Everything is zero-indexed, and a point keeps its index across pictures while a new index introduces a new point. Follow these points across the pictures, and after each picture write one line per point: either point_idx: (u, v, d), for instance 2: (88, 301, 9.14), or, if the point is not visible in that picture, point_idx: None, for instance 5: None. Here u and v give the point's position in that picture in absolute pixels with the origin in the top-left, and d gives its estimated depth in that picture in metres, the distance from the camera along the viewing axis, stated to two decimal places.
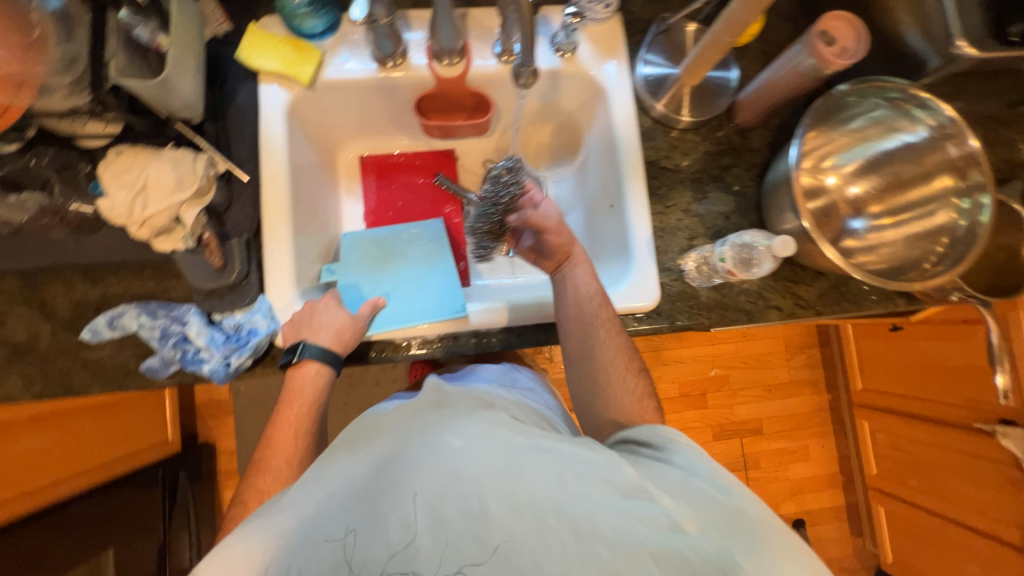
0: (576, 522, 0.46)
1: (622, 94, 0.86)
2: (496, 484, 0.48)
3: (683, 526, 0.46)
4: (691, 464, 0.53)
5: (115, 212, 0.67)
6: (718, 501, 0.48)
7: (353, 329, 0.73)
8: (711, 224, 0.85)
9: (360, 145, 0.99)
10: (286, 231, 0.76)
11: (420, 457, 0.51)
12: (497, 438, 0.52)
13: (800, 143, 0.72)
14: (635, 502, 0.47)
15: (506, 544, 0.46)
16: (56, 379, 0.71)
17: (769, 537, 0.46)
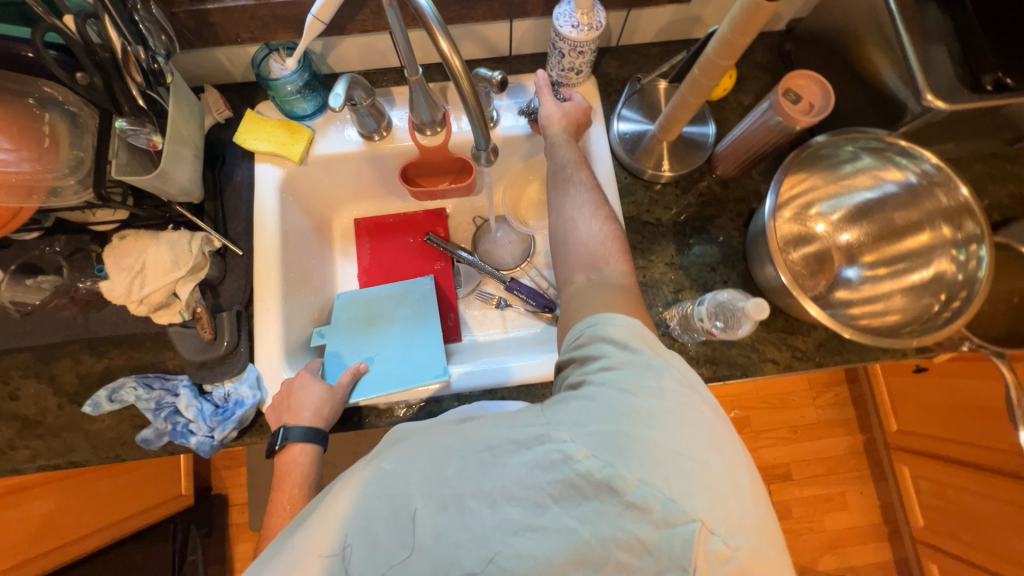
0: (493, 496, 0.44)
1: (599, 150, 0.88)
2: (415, 485, 0.46)
3: (573, 453, 0.44)
4: (598, 377, 0.50)
5: (117, 292, 0.73)
6: (607, 411, 0.46)
7: (335, 402, 0.74)
8: (697, 276, 0.83)
9: (354, 209, 1.04)
10: (275, 299, 0.79)
11: (343, 477, 0.51)
12: (425, 443, 0.49)
13: (775, 197, 0.71)
14: (530, 454, 0.45)
15: (436, 545, 0.44)
16: (60, 451, 0.74)
17: (660, 431, 0.44)
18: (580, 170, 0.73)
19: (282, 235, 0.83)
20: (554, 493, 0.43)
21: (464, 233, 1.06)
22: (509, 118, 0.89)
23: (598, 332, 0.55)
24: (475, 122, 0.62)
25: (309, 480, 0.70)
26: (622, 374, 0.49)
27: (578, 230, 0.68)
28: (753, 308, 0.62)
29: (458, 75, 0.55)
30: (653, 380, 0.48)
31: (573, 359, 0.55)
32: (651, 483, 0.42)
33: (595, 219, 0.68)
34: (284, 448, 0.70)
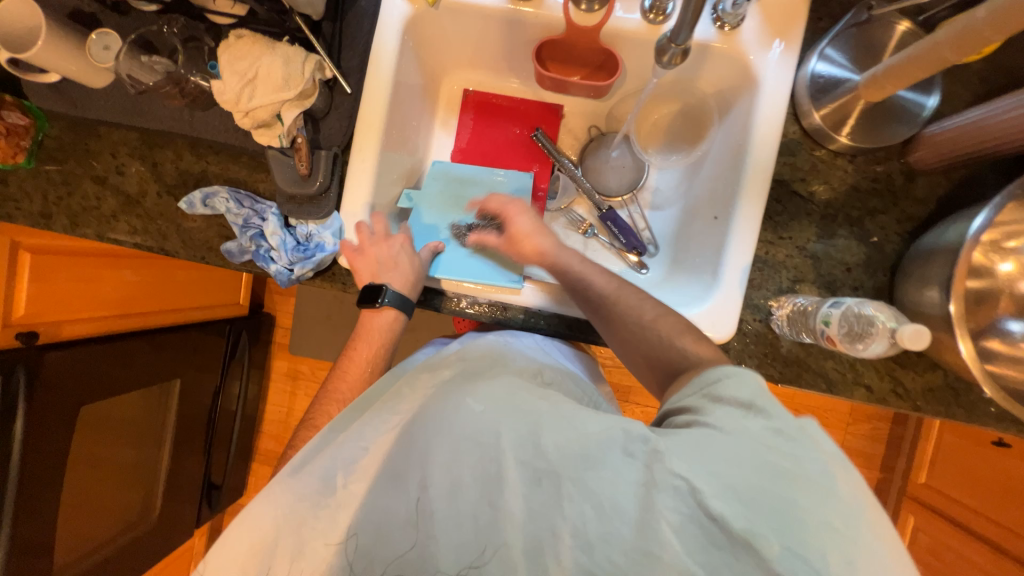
0: (599, 496, 0.46)
1: (778, 86, 0.72)
2: (513, 450, 0.50)
3: (701, 491, 0.43)
4: (721, 423, 0.48)
5: (225, 99, 0.67)
6: (742, 456, 0.45)
7: (420, 273, 0.75)
8: (825, 272, 0.72)
9: (468, 77, 0.93)
10: (373, 154, 0.75)
11: (433, 409, 0.57)
12: (516, 403, 0.54)
13: (992, 213, 0.57)
14: (644, 473, 0.46)
15: (525, 519, 0.48)
16: (155, 237, 0.78)
17: (802, 494, 0.42)
18: (588, 270, 0.70)
19: (394, 83, 0.76)
20: (674, 524, 0.44)
21: (573, 141, 0.95)
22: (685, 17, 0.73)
23: (717, 390, 0.52)
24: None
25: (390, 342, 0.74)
26: (747, 427, 0.47)
27: (665, 338, 0.63)
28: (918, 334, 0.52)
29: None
30: (782, 438, 0.46)
31: (689, 407, 0.53)
32: (794, 546, 0.40)
33: (658, 315, 0.65)
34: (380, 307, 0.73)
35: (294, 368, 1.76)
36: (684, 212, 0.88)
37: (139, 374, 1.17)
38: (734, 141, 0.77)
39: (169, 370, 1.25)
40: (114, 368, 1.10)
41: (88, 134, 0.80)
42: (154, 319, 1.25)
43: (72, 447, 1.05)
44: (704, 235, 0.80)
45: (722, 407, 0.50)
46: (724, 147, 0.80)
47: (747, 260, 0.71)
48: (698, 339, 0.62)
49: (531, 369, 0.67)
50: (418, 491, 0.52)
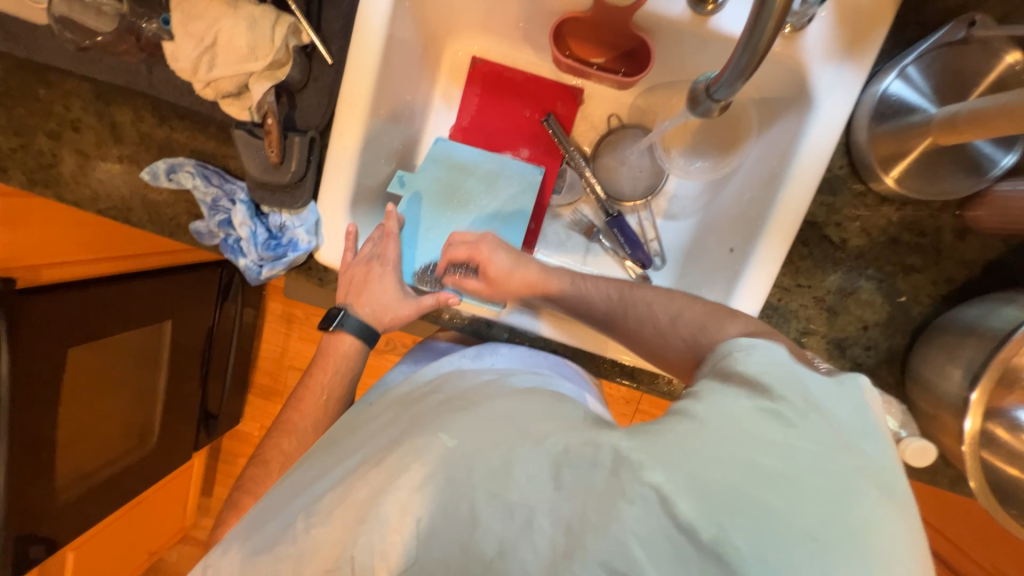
0: (569, 522, 0.39)
1: (836, 109, 0.60)
2: (485, 485, 0.41)
3: (671, 495, 0.36)
4: (717, 413, 0.40)
5: (180, 65, 0.59)
6: (733, 450, 0.37)
7: (400, 308, 0.69)
8: (840, 327, 0.66)
9: (474, 43, 0.80)
10: (354, 139, 0.65)
11: (396, 448, 0.49)
12: (494, 429, 0.46)
13: None
14: (615, 486, 0.38)
15: (496, 562, 0.39)
16: (118, 206, 0.72)
17: (782, 493, 0.36)
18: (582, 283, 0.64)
19: (383, 56, 0.65)
20: (640, 538, 0.36)
21: (590, 129, 0.83)
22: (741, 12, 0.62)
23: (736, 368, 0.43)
24: (738, 46, 0.43)
25: (350, 373, 0.70)
26: (747, 414, 0.39)
27: (663, 291, 0.58)
28: (921, 450, 0.58)
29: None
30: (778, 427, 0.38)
31: (691, 389, 0.44)
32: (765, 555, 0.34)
33: (649, 266, 0.60)
34: (336, 331, 0.70)
35: (289, 310, 1.50)
36: (699, 228, 0.79)
37: (131, 305, 1.03)
38: (771, 163, 0.67)
39: (166, 305, 1.11)
40: (105, 303, 0.98)
41: (36, 78, 0.70)
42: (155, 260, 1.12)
43: (70, 356, 0.96)
44: (716, 266, 0.72)
45: (717, 389, 0.42)
46: (760, 165, 0.69)
47: (755, 306, 0.64)
48: (700, 304, 0.54)
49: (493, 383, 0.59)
50: (383, 527, 0.43)
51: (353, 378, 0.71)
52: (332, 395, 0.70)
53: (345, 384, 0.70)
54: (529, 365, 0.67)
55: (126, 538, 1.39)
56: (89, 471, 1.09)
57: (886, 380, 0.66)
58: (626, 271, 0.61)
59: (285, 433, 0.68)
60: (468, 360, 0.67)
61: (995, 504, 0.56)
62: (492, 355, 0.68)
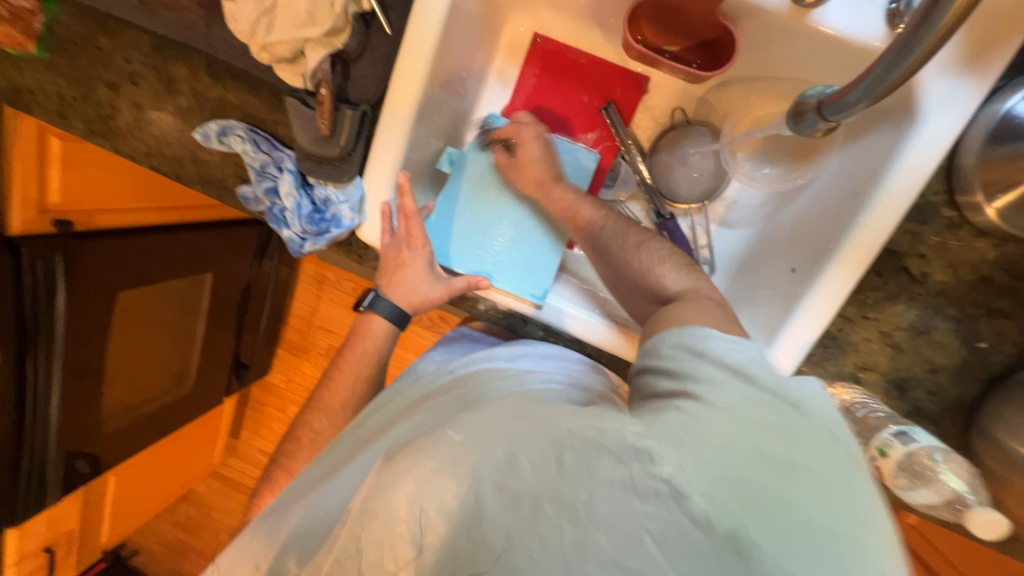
0: (574, 508, 0.37)
1: (944, 128, 0.54)
2: (492, 480, 0.39)
3: (683, 487, 0.36)
4: (709, 402, 0.40)
5: (239, 27, 0.58)
6: (739, 441, 0.38)
7: (430, 289, 0.66)
8: (904, 367, 0.61)
9: (537, 18, 0.75)
10: (406, 115, 0.63)
11: (404, 446, 0.46)
12: (500, 423, 0.43)
13: None
14: (620, 470, 0.37)
15: (504, 547, 0.38)
16: (170, 163, 0.72)
17: (794, 482, 0.36)
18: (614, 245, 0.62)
19: (444, 29, 0.61)
20: (656, 535, 0.36)
21: (652, 122, 0.78)
22: (848, 7, 0.56)
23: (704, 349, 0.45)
24: (872, 67, 0.41)
25: (379, 354, 0.70)
26: (738, 399, 0.40)
27: (647, 268, 0.60)
28: (991, 522, 0.54)
29: (950, 2, 0.33)
30: (779, 420, 0.39)
31: (669, 371, 0.45)
32: (784, 559, 0.34)
33: (640, 245, 0.61)
34: (367, 312, 0.70)
35: (321, 272, 1.52)
36: (757, 241, 0.74)
37: (177, 254, 1.07)
38: (854, 181, 0.60)
39: (206, 256, 1.14)
40: (144, 256, 1.00)
41: (99, 27, 0.70)
42: (188, 214, 1.14)
43: (121, 296, 0.99)
44: (774, 284, 0.66)
45: (705, 370, 0.43)
46: (840, 180, 0.63)
47: (813, 334, 0.59)
48: (681, 269, 0.59)
49: (513, 378, 0.58)
50: (392, 521, 0.41)
51: (383, 362, 0.71)
52: (359, 376, 0.70)
53: (373, 368, 0.70)
54: (562, 364, 0.62)
55: (163, 471, 1.50)
56: (134, 406, 1.15)
57: (946, 430, 0.61)
58: (620, 245, 0.62)
59: (316, 412, 0.70)
60: (500, 353, 0.65)
61: None
62: (523, 353, 0.65)
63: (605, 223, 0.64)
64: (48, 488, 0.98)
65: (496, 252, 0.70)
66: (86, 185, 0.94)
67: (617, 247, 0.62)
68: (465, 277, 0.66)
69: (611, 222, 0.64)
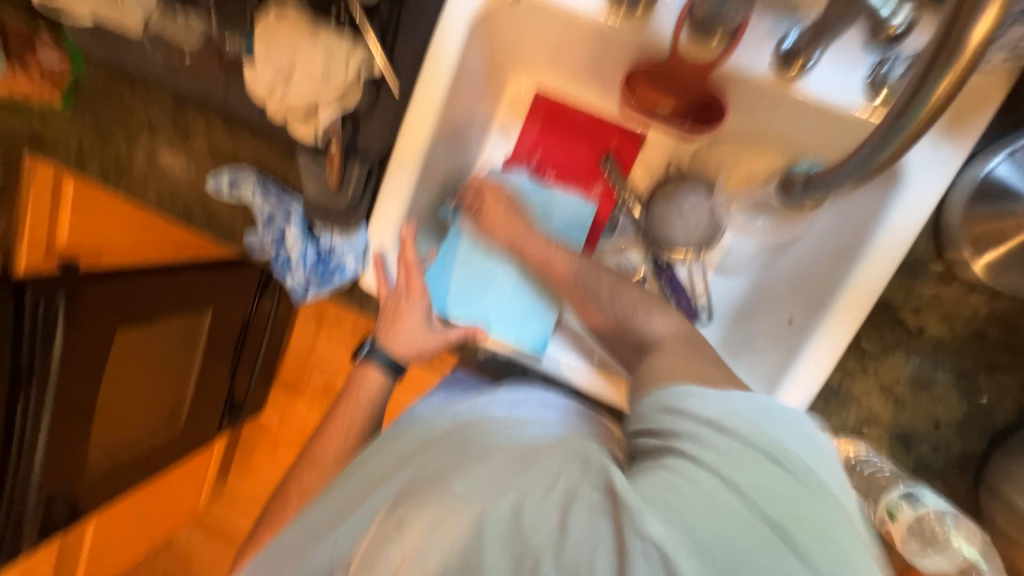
0: (574, 569, 0.35)
1: (925, 190, 0.56)
2: (495, 534, 0.38)
3: (672, 553, 0.34)
4: (693, 457, 0.40)
5: (257, 91, 0.62)
6: (720, 498, 0.37)
7: (427, 339, 0.68)
8: (906, 421, 0.60)
9: (539, 79, 0.80)
10: (412, 169, 0.65)
11: (401, 497, 0.45)
12: (506, 469, 0.43)
13: None
14: (619, 527, 0.36)
15: None
16: (180, 210, 0.74)
17: (781, 543, 0.35)
18: (608, 294, 0.62)
19: (451, 90, 0.65)
20: None
21: (648, 174, 0.80)
22: (828, 77, 0.60)
23: (690, 405, 0.45)
24: (860, 148, 0.44)
25: (374, 406, 0.70)
26: (733, 455, 0.39)
27: (625, 316, 0.61)
28: None
29: (925, 100, 0.37)
30: (765, 474, 0.38)
31: (654, 435, 0.44)
32: None
33: (613, 296, 0.62)
34: (365, 360, 0.72)
35: (322, 310, 1.52)
36: (754, 290, 0.75)
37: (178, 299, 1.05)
38: (843, 236, 0.62)
39: (209, 298, 1.13)
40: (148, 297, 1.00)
41: (125, 85, 0.74)
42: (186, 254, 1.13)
43: (119, 335, 0.98)
44: (771, 334, 0.67)
45: (687, 425, 0.43)
46: (834, 233, 0.64)
47: (813, 389, 0.60)
48: (660, 310, 0.61)
49: (511, 427, 0.53)
50: (391, 572, 0.40)
51: (378, 413, 0.71)
52: (352, 427, 0.69)
53: (368, 418, 0.70)
54: (559, 415, 0.59)
55: (144, 518, 1.42)
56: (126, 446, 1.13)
57: (955, 487, 0.60)
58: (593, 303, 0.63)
59: (306, 461, 0.68)
60: (502, 397, 0.63)
61: None
62: (527, 398, 0.62)
63: (577, 268, 0.64)
64: (23, 536, 0.94)
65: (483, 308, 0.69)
66: None
67: (615, 305, 0.61)
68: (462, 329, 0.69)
69: (583, 266, 0.64)
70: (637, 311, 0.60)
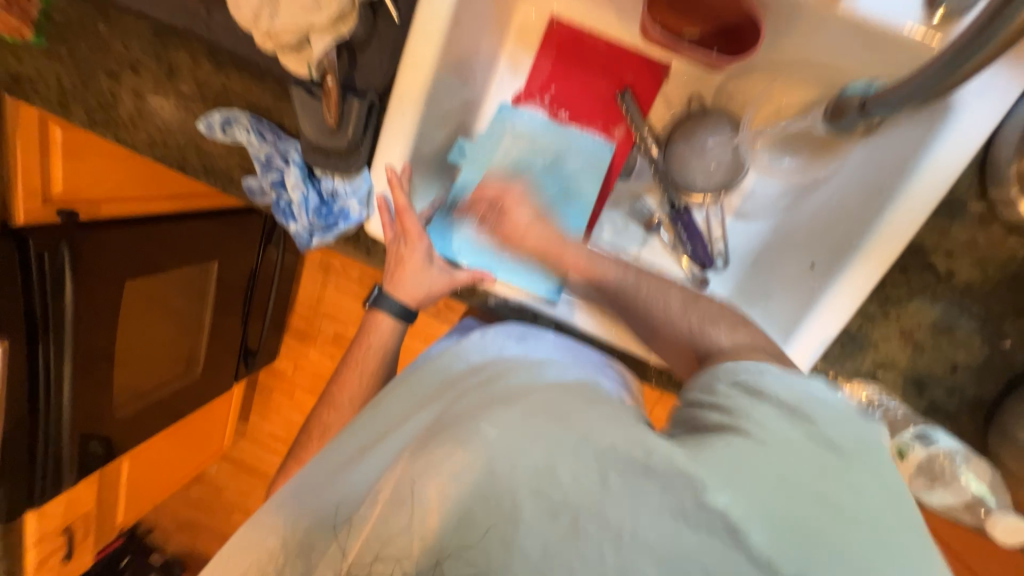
0: (616, 531, 0.38)
1: (977, 122, 0.51)
2: (529, 483, 0.39)
3: (738, 524, 0.36)
4: (766, 434, 0.40)
5: (242, 13, 0.56)
6: (784, 468, 0.38)
7: (433, 280, 0.65)
8: (923, 365, 0.59)
9: (551, 0, 0.72)
10: (416, 105, 0.61)
11: (429, 444, 0.45)
12: (538, 421, 0.42)
13: None
14: (671, 499, 0.37)
15: (540, 560, 0.38)
16: (174, 154, 0.70)
17: (844, 525, 0.37)
18: (658, 292, 0.59)
19: (456, 14, 0.59)
20: None
21: (667, 110, 0.74)
22: None
23: (766, 390, 0.44)
24: (939, 58, 0.40)
25: (386, 350, 0.70)
26: (805, 444, 0.40)
27: (698, 327, 0.57)
28: (1014, 528, 0.53)
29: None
30: (835, 461, 0.39)
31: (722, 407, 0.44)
32: None
33: (686, 305, 0.58)
34: (373, 309, 0.70)
35: (327, 259, 1.51)
36: (775, 234, 0.71)
37: (186, 245, 1.05)
38: (878, 175, 0.58)
39: (209, 245, 1.11)
40: (151, 247, 0.99)
41: (98, 12, 0.68)
42: (185, 203, 1.09)
43: (127, 286, 0.97)
44: (790, 282, 0.65)
45: (764, 411, 0.42)
46: (867, 173, 0.60)
47: (832, 332, 0.58)
48: (735, 327, 0.56)
49: (531, 367, 0.55)
50: (422, 511, 0.42)
51: (390, 361, 0.72)
52: (365, 373, 0.70)
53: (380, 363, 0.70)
54: (574, 357, 0.61)
55: (174, 456, 1.51)
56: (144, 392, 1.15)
57: (964, 428, 0.60)
58: (661, 311, 0.58)
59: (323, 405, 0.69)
60: (513, 342, 0.62)
61: None
62: (538, 341, 0.63)
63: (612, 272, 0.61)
64: (64, 473, 1.00)
65: (523, 248, 0.65)
66: (85, 174, 0.92)
67: (672, 307, 0.58)
68: (467, 269, 0.65)
69: (644, 282, 0.60)
70: (699, 317, 0.57)
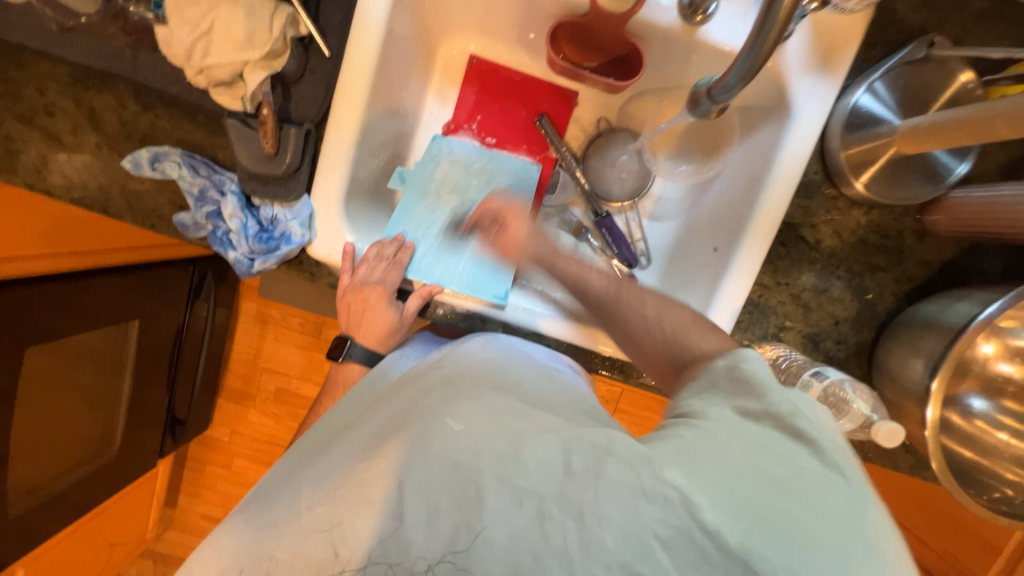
0: (580, 508, 0.39)
1: (810, 120, 0.66)
2: (495, 470, 0.41)
3: (694, 499, 0.38)
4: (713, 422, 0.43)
5: (172, 52, 0.59)
6: (741, 459, 0.40)
7: (388, 324, 0.69)
8: (814, 322, 0.70)
9: (469, 42, 0.81)
10: (351, 131, 0.66)
11: (393, 443, 0.46)
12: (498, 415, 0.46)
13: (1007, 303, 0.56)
14: (630, 476, 0.39)
15: (511, 548, 0.39)
16: (94, 194, 0.68)
17: (800, 503, 0.39)
18: (628, 297, 0.58)
19: (383, 52, 0.66)
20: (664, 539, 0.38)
21: (580, 132, 0.85)
22: (727, 25, 0.68)
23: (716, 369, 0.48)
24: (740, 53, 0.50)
25: None
26: (752, 434, 0.42)
27: (674, 335, 0.54)
28: (889, 431, 0.61)
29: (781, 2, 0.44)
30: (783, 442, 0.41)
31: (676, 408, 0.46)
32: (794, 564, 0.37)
33: (662, 313, 0.56)
34: (343, 362, 0.72)
35: (264, 310, 1.44)
36: (684, 229, 0.82)
37: (111, 301, 0.95)
38: (752, 168, 0.71)
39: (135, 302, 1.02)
40: (71, 307, 0.89)
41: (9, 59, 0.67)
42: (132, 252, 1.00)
43: (27, 358, 0.85)
44: (700, 266, 0.75)
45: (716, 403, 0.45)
46: (744, 167, 0.72)
47: (738, 301, 0.67)
48: (711, 331, 0.53)
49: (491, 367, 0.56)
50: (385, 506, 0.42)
51: None
52: None
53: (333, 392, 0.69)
54: (524, 346, 0.65)
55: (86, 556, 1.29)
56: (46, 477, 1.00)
57: (854, 373, 0.71)
58: (639, 321, 0.56)
59: None
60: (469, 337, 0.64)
61: (952, 479, 0.59)
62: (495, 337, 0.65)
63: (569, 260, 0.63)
64: None
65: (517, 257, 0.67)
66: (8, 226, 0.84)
67: (652, 318, 0.56)
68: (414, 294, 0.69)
69: (625, 288, 0.59)
70: (676, 322, 0.55)
